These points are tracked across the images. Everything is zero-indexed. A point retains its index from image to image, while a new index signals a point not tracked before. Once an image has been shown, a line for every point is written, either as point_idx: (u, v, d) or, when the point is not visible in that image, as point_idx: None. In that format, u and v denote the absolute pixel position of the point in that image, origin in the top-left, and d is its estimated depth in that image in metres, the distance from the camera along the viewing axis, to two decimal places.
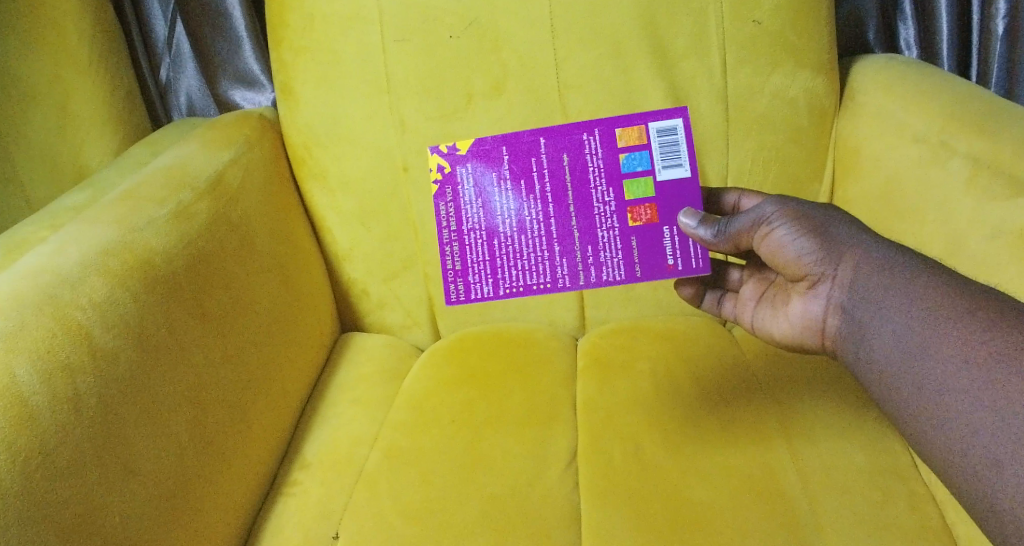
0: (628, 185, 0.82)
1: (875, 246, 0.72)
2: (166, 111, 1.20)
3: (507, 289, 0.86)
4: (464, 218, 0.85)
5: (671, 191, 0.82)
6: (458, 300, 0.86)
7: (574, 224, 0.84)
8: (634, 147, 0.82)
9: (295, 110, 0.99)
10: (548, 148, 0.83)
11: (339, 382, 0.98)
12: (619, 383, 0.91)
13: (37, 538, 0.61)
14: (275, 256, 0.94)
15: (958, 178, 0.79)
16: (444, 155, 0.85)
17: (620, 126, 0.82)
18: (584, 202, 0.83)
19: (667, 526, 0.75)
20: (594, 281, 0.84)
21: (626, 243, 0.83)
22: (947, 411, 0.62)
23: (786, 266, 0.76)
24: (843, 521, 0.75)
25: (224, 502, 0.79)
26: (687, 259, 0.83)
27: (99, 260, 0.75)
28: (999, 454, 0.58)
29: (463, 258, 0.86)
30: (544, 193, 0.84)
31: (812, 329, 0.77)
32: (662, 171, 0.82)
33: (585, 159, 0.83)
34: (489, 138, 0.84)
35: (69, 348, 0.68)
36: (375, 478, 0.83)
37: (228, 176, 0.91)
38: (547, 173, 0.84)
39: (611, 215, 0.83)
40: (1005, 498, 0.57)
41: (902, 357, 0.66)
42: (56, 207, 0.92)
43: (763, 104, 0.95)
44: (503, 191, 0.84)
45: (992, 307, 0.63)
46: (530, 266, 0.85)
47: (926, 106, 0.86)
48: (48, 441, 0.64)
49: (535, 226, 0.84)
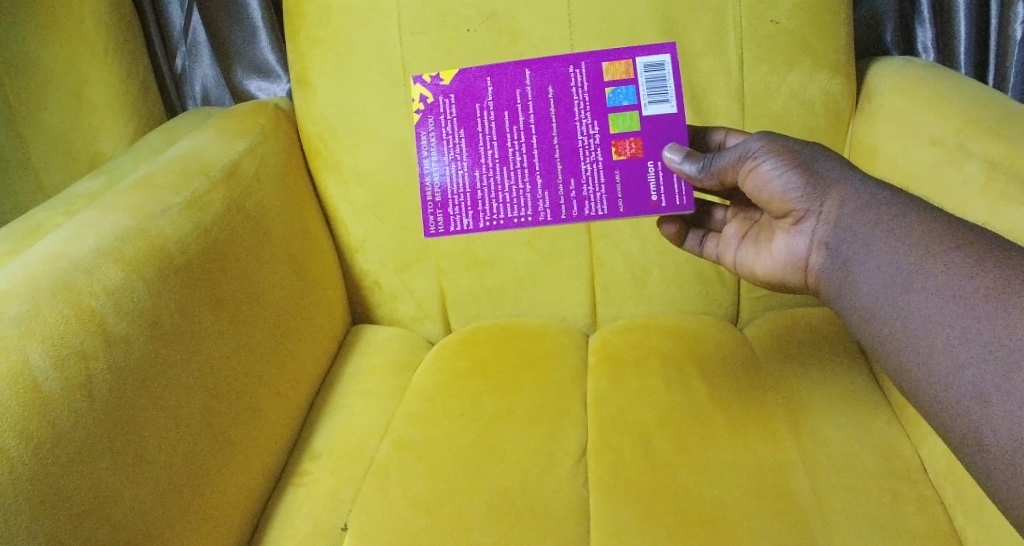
0: (614, 118, 0.82)
1: (861, 185, 0.74)
2: (181, 100, 1.19)
3: (488, 221, 0.84)
4: (447, 146, 0.85)
5: (658, 126, 0.82)
6: (437, 232, 0.85)
7: (558, 157, 0.83)
8: (621, 82, 0.82)
9: (310, 101, 0.99)
10: (533, 79, 0.83)
11: (350, 374, 0.98)
12: (630, 380, 0.91)
13: (46, 521, 0.61)
14: (289, 244, 0.94)
15: (974, 182, 0.79)
16: (427, 84, 0.84)
17: (607, 60, 0.82)
18: (568, 135, 0.83)
19: (676, 524, 0.75)
20: (576, 215, 0.83)
21: (609, 177, 0.83)
22: (933, 345, 0.61)
23: (771, 202, 0.78)
24: (852, 523, 0.75)
25: (235, 490, 0.79)
26: (671, 195, 0.83)
27: (114, 247, 0.75)
28: (984, 386, 0.57)
29: (444, 188, 0.85)
30: (528, 124, 0.84)
31: (797, 266, 0.79)
32: (648, 106, 0.82)
33: (571, 92, 0.83)
34: (480, 69, 0.84)
35: (83, 334, 0.69)
36: (385, 469, 0.83)
37: (243, 164, 0.91)
38: (532, 105, 0.83)
39: (596, 147, 0.83)
40: (988, 429, 0.56)
41: (887, 293, 0.67)
42: (69, 194, 0.92)
43: (780, 104, 0.94)
44: (487, 120, 0.84)
45: (980, 242, 0.63)
46: (511, 197, 0.84)
47: (942, 109, 0.86)
48: (59, 425, 0.64)
49: (518, 158, 0.84)
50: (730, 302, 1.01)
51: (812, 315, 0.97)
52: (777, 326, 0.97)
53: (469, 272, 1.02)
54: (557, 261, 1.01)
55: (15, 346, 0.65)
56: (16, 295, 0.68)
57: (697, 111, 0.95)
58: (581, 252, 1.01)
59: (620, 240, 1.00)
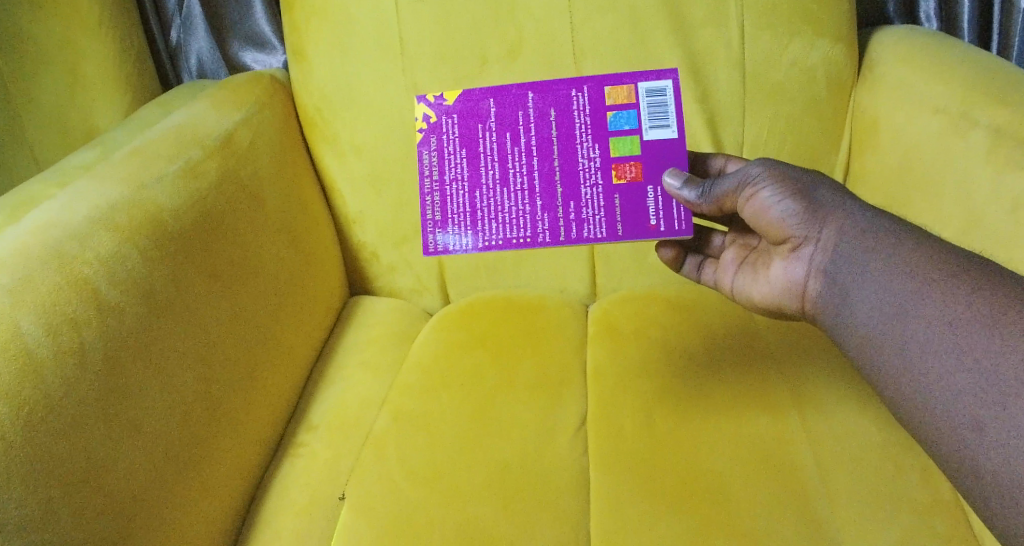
0: (615, 142, 0.80)
1: (859, 211, 0.72)
2: (177, 73, 1.18)
3: (487, 242, 0.82)
4: (448, 167, 0.82)
5: (659, 151, 0.80)
6: (436, 252, 0.83)
7: (558, 180, 0.81)
8: (622, 106, 0.80)
9: (307, 72, 0.97)
10: (536, 102, 0.81)
11: (347, 346, 0.97)
12: (630, 351, 0.90)
13: (39, 493, 0.60)
14: (285, 216, 0.93)
15: (978, 150, 0.79)
16: (431, 104, 0.82)
17: (609, 84, 0.80)
18: (569, 157, 0.81)
19: (676, 496, 0.74)
20: (575, 238, 0.81)
21: (608, 201, 0.81)
22: (929, 373, 0.61)
23: (769, 228, 0.76)
24: (854, 493, 0.74)
25: (231, 461, 0.78)
26: (670, 220, 0.80)
27: (107, 215, 0.75)
28: (980, 414, 0.57)
29: (444, 208, 0.82)
30: (529, 146, 0.81)
31: (794, 292, 0.76)
32: (649, 131, 0.80)
33: (573, 116, 0.81)
34: (485, 90, 0.82)
35: (75, 303, 0.68)
36: (383, 439, 0.83)
37: (238, 135, 0.90)
38: (534, 127, 0.81)
39: (596, 171, 0.81)
40: (984, 457, 0.57)
41: (884, 320, 0.65)
42: (64, 166, 0.91)
43: (781, 73, 0.93)
44: (488, 142, 0.81)
45: (975, 270, 0.63)
46: (511, 218, 0.82)
47: (945, 78, 0.85)
48: (51, 393, 0.63)
49: (518, 180, 0.81)
50: None
51: None
52: None
53: None
54: None
55: (6, 316, 0.64)
56: (8, 264, 0.67)
57: (698, 81, 0.94)
58: None
59: None
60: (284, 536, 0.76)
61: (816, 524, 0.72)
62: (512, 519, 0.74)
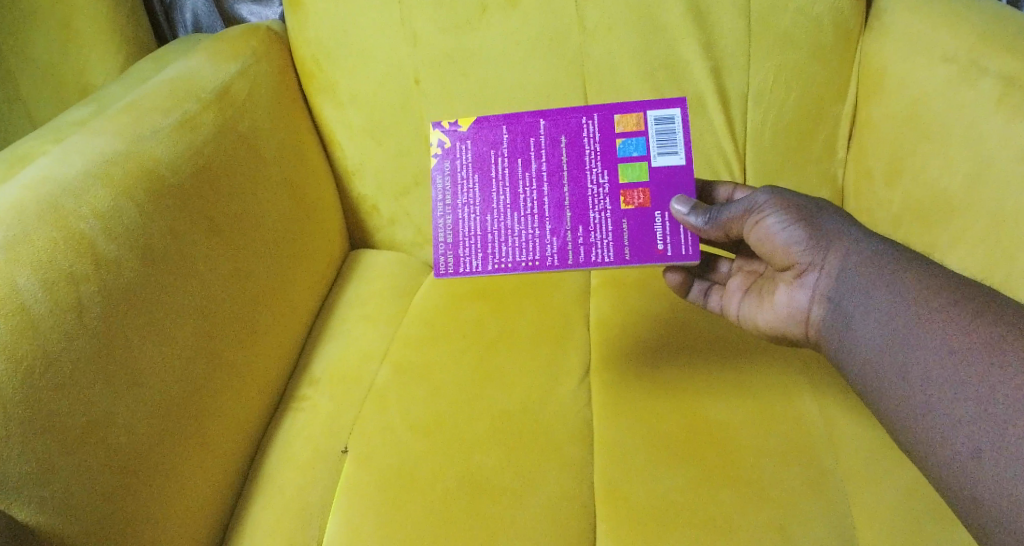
0: (623, 168, 0.76)
1: (863, 238, 0.70)
2: (172, 30, 1.16)
3: (497, 265, 0.77)
4: (459, 192, 0.78)
5: (669, 178, 0.76)
6: (447, 273, 0.78)
7: (565, 205, 0.76)
8: (631, 133, 0.76)
9: (303, 23, 0.95)
10: (547, 129, 0.77)
11: (349, 299, 0.97)
12: (634, 301, 0.90)
13: (38, 449, 0.60)
14: (284, 169, 0.92)
15: (988, 99, 0.78)
16: (445, 130, 0.78)
17: (619, 112, 0.77)
18: (578, 183, 0.76)
19: (681, 446, 0.74)
20: (582, 263, 0.76)
21: (616, 226, 0.76)
22: (930, 398, 0.59)
23: (774, 254, 0.74)
24: (858, 441, 0.74)
25: (233, 415, 0.78)
26: (677, 245, 0.75)
27: (103, 169, 0.73)
28: (978, 441, 0.55)
29: (454, 231, 0.78)
30: (540, 172, 0.77)
31: (798, 317, 0.74)
32: (657, 157, 0.76)
33: (582, 143, 0.77)
34: (498, 116, 0.78)
35: (71, 258, 0.67)
36: (385, 391, 0.83)
37: (235, 87, 0.89)
38: (544, 154, 0.77)
39: (604, 196, 0.76)
40: (981, 484, 0.54)
41: (885, 345, 0.63)
42: (59, 122, 0.90)
43: (788, 20, 0.91)
44: (497, 168, 0.77)
45: (976, 296, 0.61)
46: (519, 242, 0.77)
47: (955, 25, 0.84)
48: (48, 347, 0.62)
49: (527, 205, 0.77)
50: None
51: None
52: None
53: None
54: None
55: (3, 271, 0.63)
56: (4, 220, 0.66)
57: (703, 28, 0.92)
58: None
59: None
60: (285, 489, 0.76)
61: (819, 472, 0.72)
62: (515, 469, 0.74)
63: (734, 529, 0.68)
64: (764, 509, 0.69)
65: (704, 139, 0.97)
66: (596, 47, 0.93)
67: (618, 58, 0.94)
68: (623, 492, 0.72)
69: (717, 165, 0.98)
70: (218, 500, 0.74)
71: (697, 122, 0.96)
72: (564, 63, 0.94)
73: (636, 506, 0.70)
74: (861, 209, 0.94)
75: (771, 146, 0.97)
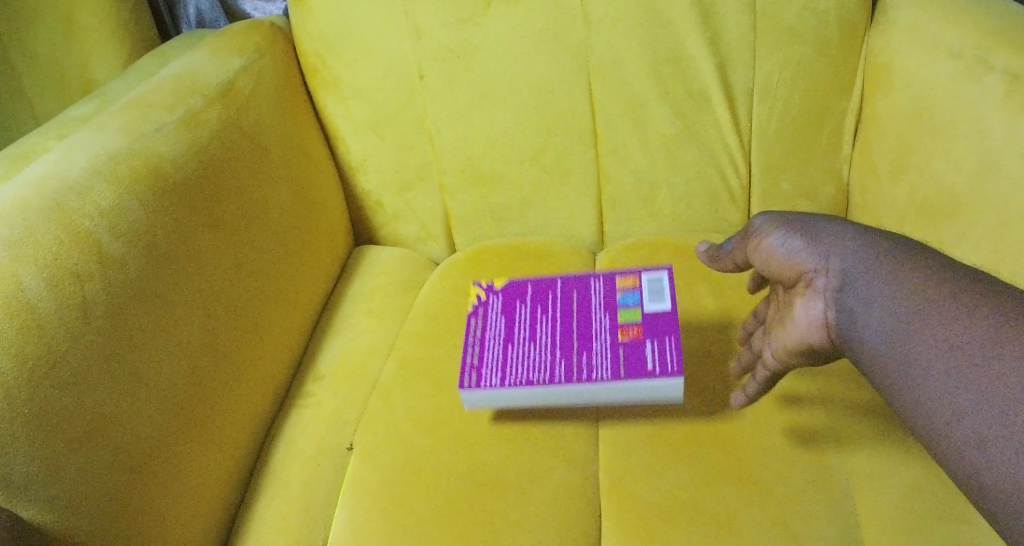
0: (622, 314, 0.78)
1: (862, 239, 0.65)
2: (175, 24, 1.17)
3: (514, 382, 0.74)
4: (490, 325, 0.80)
5: (661, 319, 0.77)
6: (470, 389, 0.75)
7: (577, 340, 0.76)
8: (629, 289, 0.81)
9: (306, 18, 0.95)
10: (562, 286, 0.83)
11: (353, 295, 0.98)
12: None
13: (45, 448, 0.60)
14: (287, 165, 0.92)
15: (993, 94, 0.77)
16: (482, 286, 0.85)
17: (618, 275, 0.83)
18: (585, 323, 0.78)
19: (685, 442, 0.74)
20: (581, 379, 0.73)
21: (613, 353, 0.74)
22: (937, 395, 0.55)
23: (779, 270, 0.70)
24: (863, 439, 0.74)
25: (238, 413, 0.78)
26: (665, 362, 0.73)
27: (107, 166, 0.73)
28: (989, 431, 0.51)
29: (482, 356, 0.77)
30: (552, 316, 0.80)
31: (819, 328, 0.65)
32: (650, 304, 0.78)
33: (589, 297, 0.81)
34: (525, 280, 0.85)
35: (76, 257, 0.67)
36: (390, 387, 0.83)
37: (238, 83, 0.89)
38: (557, 309, 0.81)
39: (604, 336, 0.76)
40: (1001, 485, 0.50)
41: (889, 350, 0.59)
42: (62, 118, 0.90)
43: (793, 16, 0.90)
44: (521, 311, 0.81)
45: (980, 289, 0.56)
46: (532, 364, 0.75)
47: (961, 20, 0.83)
48: (55, 346, 0.62)
49: (543, 338, 0.77)
50: (738, 220, 1.01)
51: None
52: None
53: (473, 191, 1.02)
54: (563, 179, 1.00)
55: (6, 270, 0.63)
56: (8, 219, 0.66)
57: (708, 23, 0.91)
58: (587, 168, 0.99)
59: (628, 157, 0.98)
60: (291, 486, 0.76)
61: (824, 469, 0.72)
62: (520, 466, 0.74)
63: (739, 525, 0.68)
64: (769, 506, 0.69)
65: (709, 134, 0.97)
66: (600, 41, 0.92)
67: (622, 53, 0.93)
68: (627, 489, 0.72)
69: (721, 160, 0.98)
70: (224, 497, 0.74)
71: (701, 117, 0.96)
72: (568, 58, 0.93)
73: (640, 503, 0.70)
74: (866, 205, 0.94)
75: (776, 141, 0.96)
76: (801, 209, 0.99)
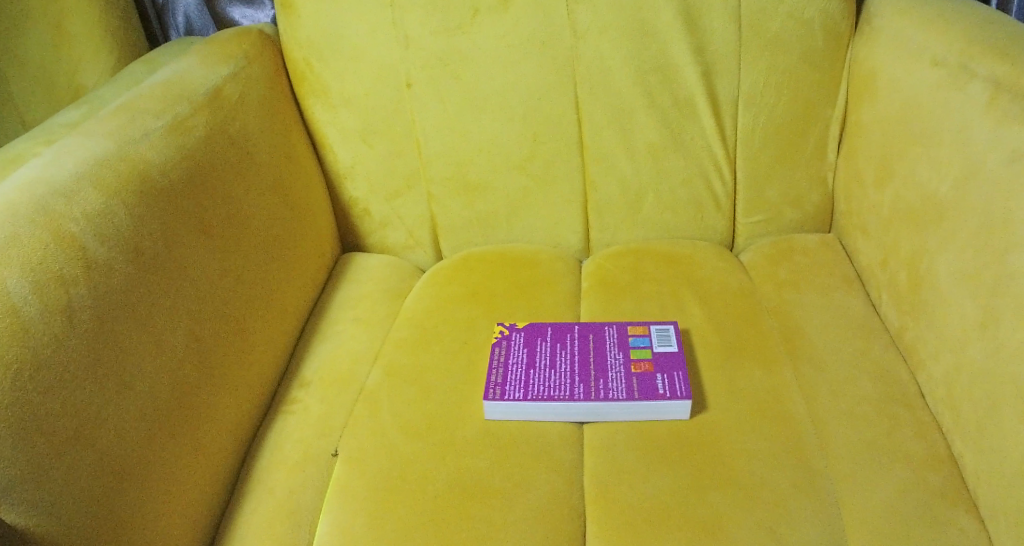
0: (634, 351, 0.83)
1: None
2: (163, 31, 1.17)
3: (535, 396, 0.78)
4: (512, 353, 0.84)
5: (670, 357, 0.81)
6: (491, 402, 0.78)
7: (594, 369, 0.81)
8: (639, 333, 0.85)
9: (295, 24, 0.95)
10: (578, 329, 0.87)
11: (340, 301, 0.98)
12: (624, 303, 0.92)
13: (29, 452, 0.59)
14: (274, 172, 0.93)
15: (977, 102, 0.76)
16: (505, 325, 0.88)
17: (630, 323, 0.87)
18: (600, 358, 0.82)
19: (671, 448, 0.75)
20: (596, 399, 0.77)
21: (627, 379, 0.79)
22: None
23: None
24: (849, 447, 0.74)
25: (223, 418, 0.78)
26: (672, 388, 0.77)
27: (93, 171, 0.73)
28: None
29: (504, 374, 0.81)
30: (571, 350, 0.84)
31: None
32: (660, 345, 0.83)
33: (603, 338, 0.85)
34: (546, 322, 0.89)
35: (61, 260, 0.66)
36: (376, 393, 0.84)
37: (226, 90, 0.89)
38: (574, 345, 0.84)
39: (618, 367, 0.81)
40: None
41: None
42: (50, 123, 0.90)
43: (777, 25, 0.91)
44: (537, 345, 0.85)
45: None
46: (553, 383, 0.80)
47: (944, 29, 0.84)
48: (39, 350, 0.62)
49: (561, 367, 0.82)
50: (724, 228, 1.02)
51: (808, 243, 0.99)
52: (774, 252, 0.98)
53: (460, 198, 1.02)
54: (549, 186, 1.00)
55: None
56: None
57: (694, 30, 0.91)
58: (574, 175, 1.00)
59: (614, 164, 0.98)
60: (276, 491, 0.76)
61: (808, 474, 0.72)
62: (505, 472, 0.74)
63: (724, 530, 0.68)
64: (754, 511, 0.69)
65: (695, 141, 0.97)
66: (588, 49, 0.93)
67: (609, 60, 0.93)
68: (612, 494, 0.72)
69: (707, 168, 0.98)
70: (209, 502, 0.74)
71: (687, 125, 0.96)
72: (554, 65, 0.94)
73: (626, 509, 0.70)
74: (850, 210, 0.96)
75: (761, 150, 0.97)
76: (786, 217, 1.01)
